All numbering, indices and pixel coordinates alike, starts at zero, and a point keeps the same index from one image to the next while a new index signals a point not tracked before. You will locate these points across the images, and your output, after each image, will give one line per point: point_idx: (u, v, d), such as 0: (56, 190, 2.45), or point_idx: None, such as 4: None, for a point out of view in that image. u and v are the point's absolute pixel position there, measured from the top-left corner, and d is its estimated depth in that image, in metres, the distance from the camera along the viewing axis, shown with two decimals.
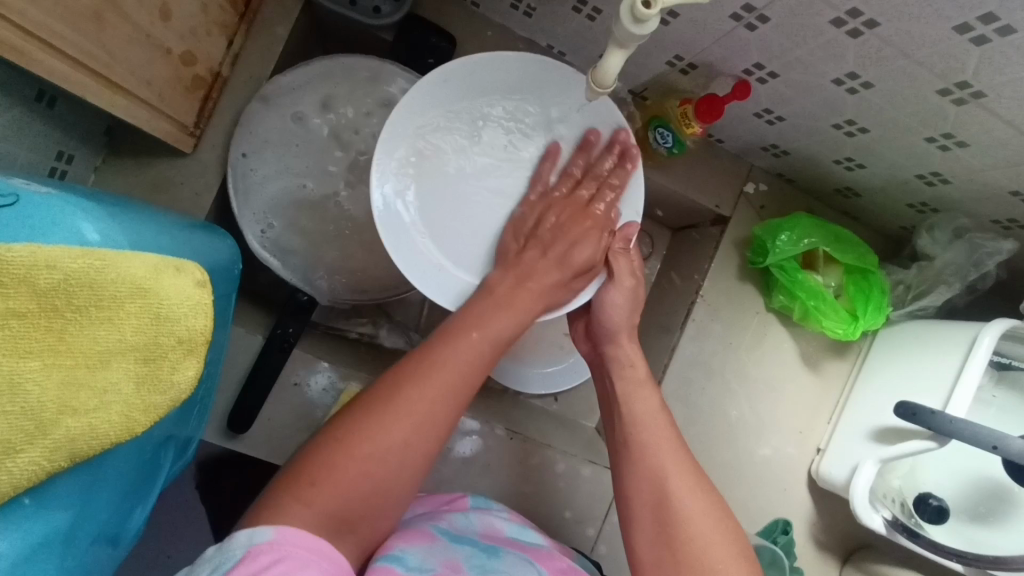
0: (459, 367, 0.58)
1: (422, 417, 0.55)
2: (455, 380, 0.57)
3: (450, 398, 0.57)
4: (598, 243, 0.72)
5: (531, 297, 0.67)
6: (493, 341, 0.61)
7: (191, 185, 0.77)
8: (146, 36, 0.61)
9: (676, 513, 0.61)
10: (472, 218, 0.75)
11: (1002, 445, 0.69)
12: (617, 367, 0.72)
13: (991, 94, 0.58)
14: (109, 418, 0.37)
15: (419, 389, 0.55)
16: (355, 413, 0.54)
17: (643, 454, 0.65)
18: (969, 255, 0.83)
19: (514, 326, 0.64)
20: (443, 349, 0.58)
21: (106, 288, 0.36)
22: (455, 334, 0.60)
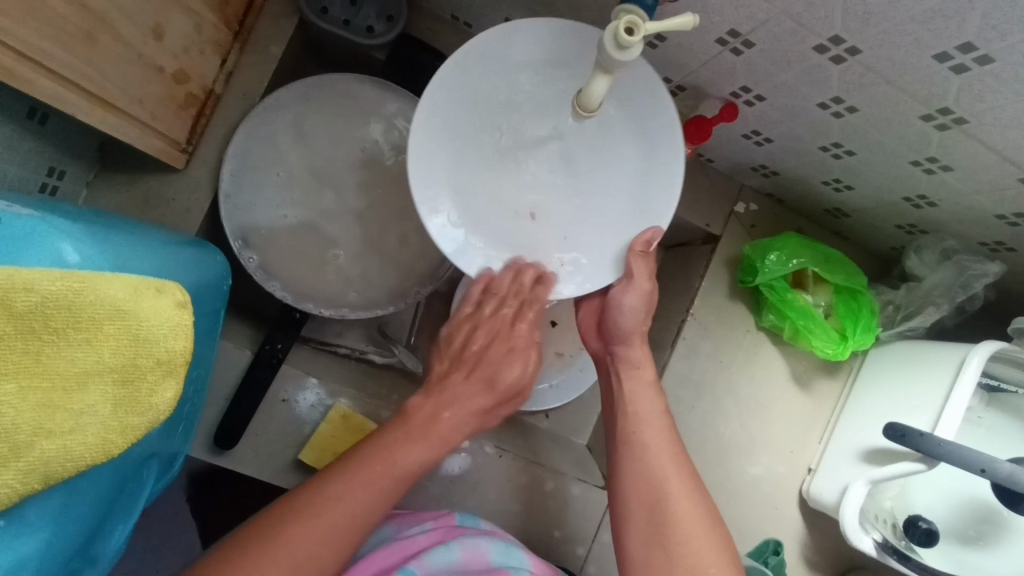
0: (384, 473, 0.61)
1: (331, 527, 0.56)
2: (343, 519, 0.57)
3: (357, 523, 0.58)
4: (525, 365, 0.72)
5: (451, 425, 0.67)
6: (422, 451, 0.64)
7: (182, 201, 0.77)
8: (139, 56, 0.62)
9: (670, 516, 0.62)
10: (605, 206, 0.70)
11: (991, 468, 0.69)
12: (626, 366, 0.73)
13: (973, 121, 0.58)
14: (86, 439, 0.37)
15: (338, 498, 0.57)
16: (283, 506, 0.57)
17: (646, 453, 0.66)
18: (957, 276, 0.83)
19: (443, 448, 0.66)
20: (374, 459, 0.61)
21: (85, 310, 0.37)
22: (393, 442, 0.63)
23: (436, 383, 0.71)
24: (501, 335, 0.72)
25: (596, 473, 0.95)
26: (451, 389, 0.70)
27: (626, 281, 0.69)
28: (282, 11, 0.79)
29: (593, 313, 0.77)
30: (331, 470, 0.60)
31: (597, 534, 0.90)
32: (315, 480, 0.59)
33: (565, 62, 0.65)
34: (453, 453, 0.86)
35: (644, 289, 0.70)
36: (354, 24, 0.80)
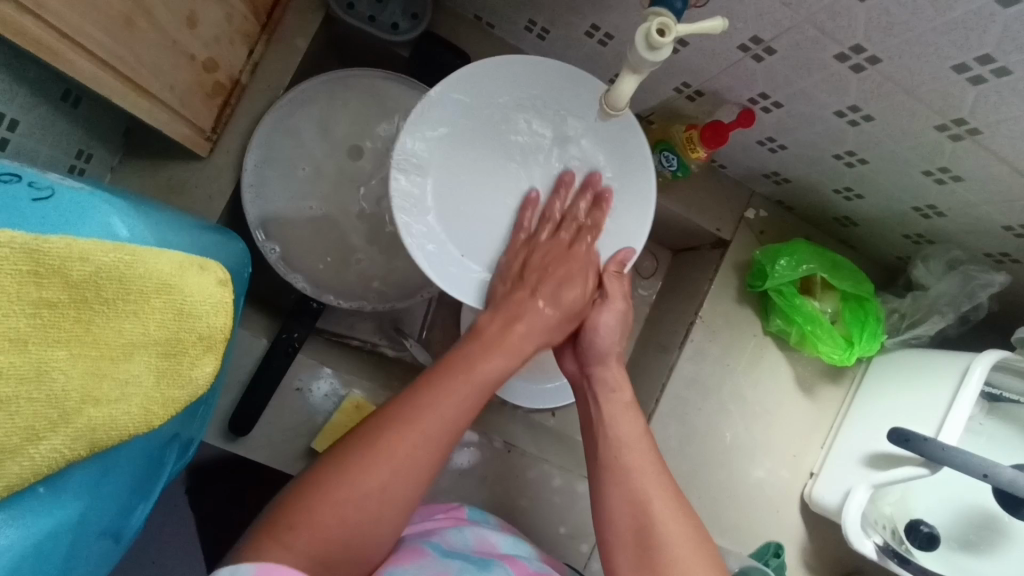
0: (469, 382, 0.62)
1: (439, 437, 0.58)
2: (436, 428, 0.58)
3: (454, 430, 0.59)
4: (585, 285, 0.74)
5: (523, 336, 0.69)
6: (493, 351, 0.66)
7: (204, 188, 0.78)
8: (173, 43, 0.63)
9: (657, 537, 0.60)
10: (603, 224, 0.75)
11: (992, 474, 0.70)
12: (604, 390, 0.72)
13: (987, 132, 0.60)
14: (129, 409, 0.38)
15: (436, 406, 0.58)
16: (380, 415, 0.58)
17: (626, 474, 0.65)
18: (962, 285, 0.84)
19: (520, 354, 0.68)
20: (452, 373, 0.62)
21: (134, 282, 0.38)
22: (463, 358, 0.64)
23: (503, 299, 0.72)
24: (562, 256, 0.74)
25: None
26: (522, 303, 0.71)
27: (603, 299, 0.75)
28: (309, 6, 0.81)
29: (568, 337, 0.78)
30: (409, 391, 0.60)
31: None
32: (374, 417, 0.58)
33: (535, 97, 0.72)
34: (462, 446, 0.87)
35: (620, 308, 0.75)
36: (380, 20, 0.81)
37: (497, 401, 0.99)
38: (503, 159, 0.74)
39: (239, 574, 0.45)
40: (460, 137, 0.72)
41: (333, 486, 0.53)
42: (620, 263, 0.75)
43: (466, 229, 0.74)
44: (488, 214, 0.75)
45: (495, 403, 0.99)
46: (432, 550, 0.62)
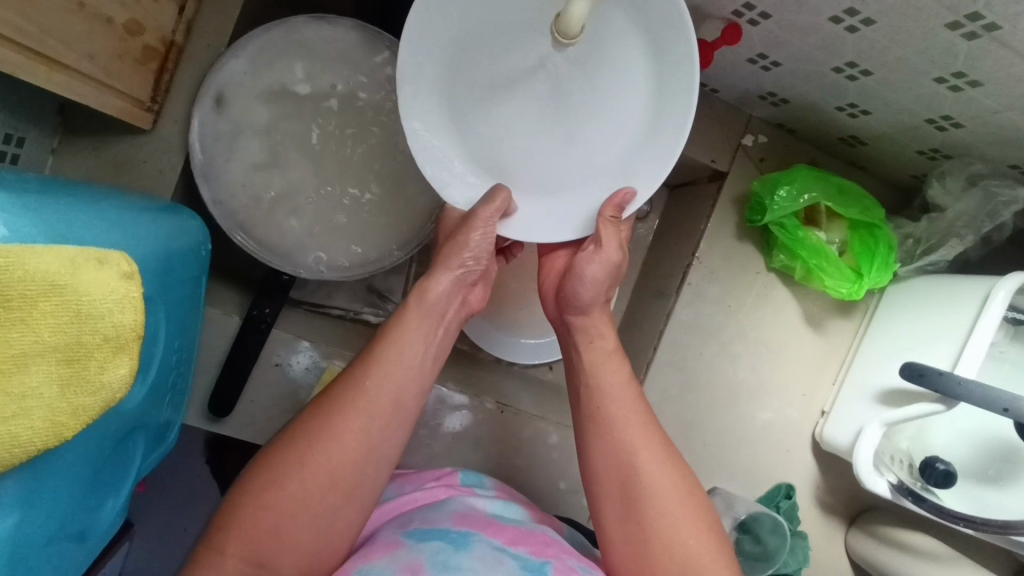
0: (368, 400, 0.57)
1: (345, 466, 0.56)
2: (342, 453, 0.56)
3: (364, 451, 0.57)
4: (456, 278, 0.64)
5: (415, 344, 0.61)
6: (405, 356, 0.60)
7: (154, 163, 0.74)
8: (79, 6, 0.57)
9: (644, 489, 0.59)
10: (586, 154, 0.63)
11: (1013, 407, 0.65)
12: (585, 339, 0.67)
13: (1006, 26, 0.51)
14: (32, 424, 0.35)
15: (338, 437, 0.56)
16: (281, 442, 0.56)
17: (611, 426, 0.62)
18: (984, 204, 0.77)
19: (435, 327, 0.63)
20: (356, 391, 0.57)
21: (15, 287, 0.33)
22: (370, 367, 0.59)
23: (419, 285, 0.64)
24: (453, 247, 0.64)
25: None
26: (432, 291, 0.63)
27: (593, 247, 0.65)
28: None
29: (556, 276, 0.71)
30: (317, 407, 0.58)
31: None
32: (309, 416, 0.57)
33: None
34: (453, 410, 0.85)
35: (611, 258, 0.65)
36: None
37: (490, 359, 0.96)
38: (588, 70, 0.60)
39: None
40: (483, 54, 0.60)
41: (245, 523, 0.53)
42: (617, 205, 0.62)
43: (551, 159, 0.64)
44: (611, 137, 0.62)
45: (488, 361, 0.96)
46: (409, 539, 0.59)
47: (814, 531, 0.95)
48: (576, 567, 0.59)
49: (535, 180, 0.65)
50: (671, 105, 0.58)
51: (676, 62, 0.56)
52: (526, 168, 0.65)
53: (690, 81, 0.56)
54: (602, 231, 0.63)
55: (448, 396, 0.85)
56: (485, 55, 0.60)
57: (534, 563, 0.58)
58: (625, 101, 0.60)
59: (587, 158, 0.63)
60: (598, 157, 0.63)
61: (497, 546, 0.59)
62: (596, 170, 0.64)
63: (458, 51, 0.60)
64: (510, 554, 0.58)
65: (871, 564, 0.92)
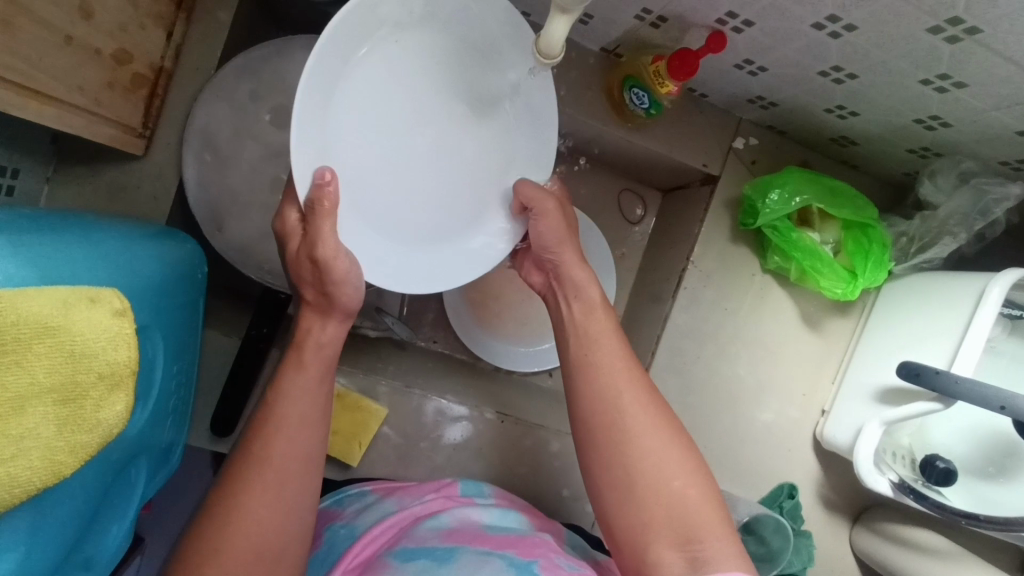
0: (275, 468, 0.55)
1: (268, 536, 0.54)
2: (261, 523, 0.54)
3: (281, 514, 0.55)
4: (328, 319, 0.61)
5: (302, 399, 0.58)
6: (301, 409, 0.58)
7: (148, 188, 0.74)
8: (68, 39, 0.57)
9: (626, 435, 0.59)
10: (483, 182, 0.66)
11: (1010, 404, 0.65)
12: (569, 291, 0.67)
13: (988, 29, 0.51)
14: (30, 464, 0.35)
15: (250, 513, 0.53)
16: (197, 530, 0.54)
17: (597, 369, 0.62)
18: (975, 202, 0.77)
19: (329, 373, 0.60)
20: (258, 462, 0.55)
21: (6, 331, 0.34)
22: (266, 437, 0.56)
23: (299, 342, 0.61)
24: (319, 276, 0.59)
25: None
26: (323, 342, 0.61)
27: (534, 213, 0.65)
28: None
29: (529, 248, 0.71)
30: (222, 492, 0.55)
31: None
32: (220, 497, 0.54)
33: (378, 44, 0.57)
34: (453, 422, 0.85)
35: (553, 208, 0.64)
36: None
37: (490, 369, 0.97)
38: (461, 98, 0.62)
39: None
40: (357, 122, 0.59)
41: None
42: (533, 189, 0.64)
43: (452, 190, 0.66)
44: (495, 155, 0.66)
45: (488, 370, 0.97)
46: (397, 559, 0.60)
47: (818, 530, 0.95)
48: (563, 565, 0.60)
49: (453, 222, 0.66)
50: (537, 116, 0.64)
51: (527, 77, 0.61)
52: (438, 214, 0.66)
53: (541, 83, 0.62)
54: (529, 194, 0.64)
55: (447, 408, 0.85)
56: (354, 113, 0.59)
57: (521, 562, 0.59)
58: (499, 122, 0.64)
59: (485, 181, 0.66)
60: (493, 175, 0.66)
61: (484, 551, 0.60)
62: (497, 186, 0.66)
63: (334, 114, 0.58)
64: (497, 556, 0.59)
65: (876, 560, 0.92)
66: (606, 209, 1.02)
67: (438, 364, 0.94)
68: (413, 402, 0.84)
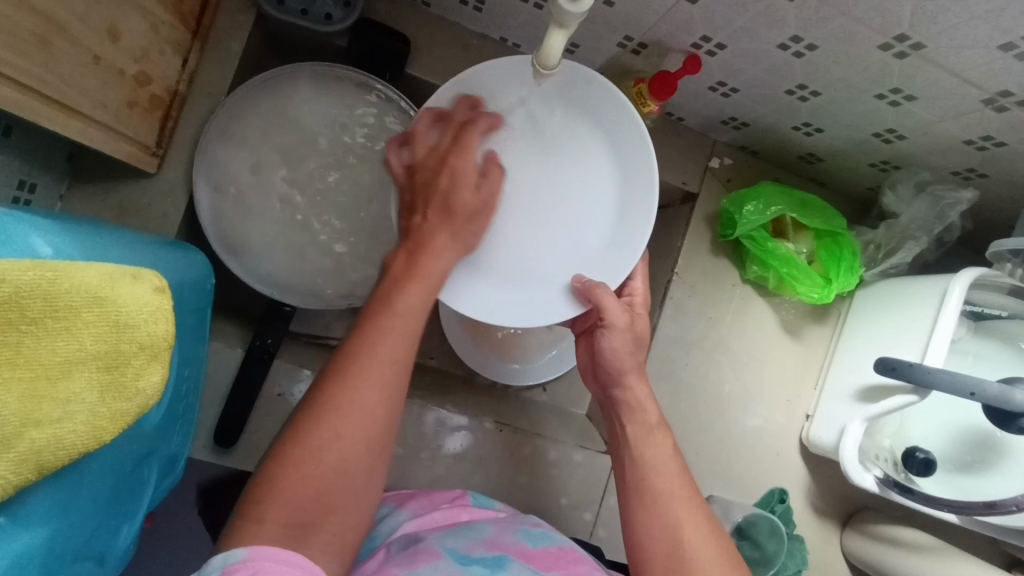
0: (371, 372, 0.53)
1: (372, 429, 0.53)
2: (350, 432, 0.51)
3: (377, 425, 0.53)
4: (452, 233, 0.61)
5: (412, 303, 0.57)
6: (408, 320, 0.56)
7: (159, 205, 0.77)
8: (97, 59, 0.61)
9: (692, 565, 0.58)
10: (564, 236, 0.69)
11: (979, 391, 0.70)
12: (627, 411, 0.66)
13: (930, 45, 0.58)
14: (75, 427, 0.37)
15: (336, 423, 0.51)
16: (290, 429, 0.52)
17: (658, 500, 0.62)
18: (932, 208, 0.84)
19: (433, 289, 0.59)
20: (356, 364, 0.53)
21: (61, 299, 0.36)
22: (367, 337, 0.54)
23: (419, 252, 0.60)
24: (430, 181, 0.62)
25: (598, 440, 0.96)
26: (435, 263, 0.60)
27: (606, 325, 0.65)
28: (239, 7, 0.79)
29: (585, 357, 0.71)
30: (319, 389, 0.53)
31: (605, 498, 0.92)
32: (312, 398, 0.52)
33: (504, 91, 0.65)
34: (453, 431, 0.87)
35: (625, 325, 0.65)
36: (312, 12, 0.78)
37: (487, 383, 0.99)
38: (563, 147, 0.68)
39: (233, 558, 0.45)
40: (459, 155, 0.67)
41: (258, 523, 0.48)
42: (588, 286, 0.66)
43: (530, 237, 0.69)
44: (585, 235, 0.69)
45: (485, 384, 0.99)
46: (449, 553, 0.59)
47: (810, 534, 0.98)
48: None
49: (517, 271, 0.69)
50: (636, 198, 0.67)
51: (631, 155, 0.67)
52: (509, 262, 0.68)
53: (643, 168, 0.66)
54: (607, 303, 0.64)
55: (447, 418, 0.87)
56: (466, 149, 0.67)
57: None
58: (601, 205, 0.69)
59: (566, 238, 0.69)
60: (572, 235, 0.69)
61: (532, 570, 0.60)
62: (579, 244, 0.69)
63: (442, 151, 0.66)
64: None
65: (867, 563, 0.94)
66: None
67: (435, 379, 0.96)
68: (413, 413, 0.85)
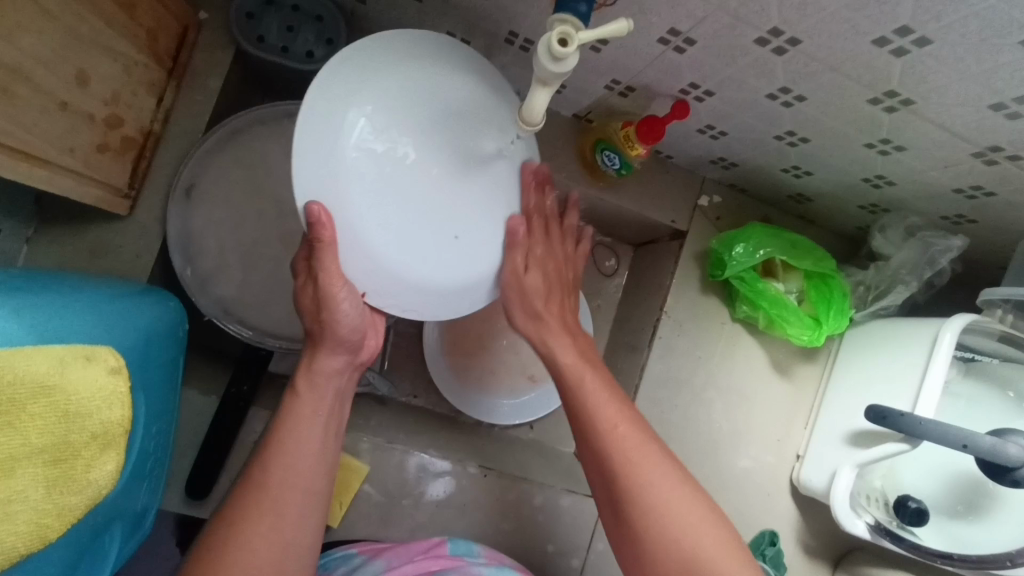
0: (274, 496, 0.58)
1: (271, 557, 0.57)
2: (273, 541, 0.57)
3: (290, 539, 0.58)
4: (348, 356, 0.67)
5: (306, 428, 0.62)
6: (302, 445, 0.61)
7: (130, 248, 0.75)
8: (65, 105, 0.59)
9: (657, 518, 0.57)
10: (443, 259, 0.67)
11: (972, 443, 0.68)
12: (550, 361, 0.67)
13: (921, 101, 0.57)
14: (17, 529, 0.35)
15: (248, 541, 0.56)
16: (204, 544, 0.56)
17: (620, 458, 0.59)
18: (923, 253, 0.83)
19: (325, 403, 0.64)
20: (258, 489, 0.58)
21: (4, 392, 0.34)
22: (268, 458, 0.60)
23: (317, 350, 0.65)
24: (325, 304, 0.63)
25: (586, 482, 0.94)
26: (321, 371, 0.65)
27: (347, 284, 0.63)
28: (217, 44, 0.77)
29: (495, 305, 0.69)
30: (234, 504, 0.58)
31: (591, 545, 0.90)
32: (228, 517, 0.57)
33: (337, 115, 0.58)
34: (436, 478, 0.84)
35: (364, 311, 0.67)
36: (292, 50, 0.76)
37: (473, 423, 0.97)
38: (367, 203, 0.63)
39: None
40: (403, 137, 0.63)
41: None
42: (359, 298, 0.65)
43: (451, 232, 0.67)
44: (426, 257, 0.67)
45: (471, 424, 0.97)
46: None
47: None
48: None
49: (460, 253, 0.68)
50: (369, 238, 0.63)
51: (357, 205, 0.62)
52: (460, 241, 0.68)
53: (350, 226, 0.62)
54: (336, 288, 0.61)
55: (430, 463, 0.85)
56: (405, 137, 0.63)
57: None
58: (351, 213, 0.62)
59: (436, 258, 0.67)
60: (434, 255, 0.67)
61: None
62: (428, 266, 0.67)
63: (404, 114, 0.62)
64: None
65: None
66: (581, 263, 1.06)
67: (421, 420, 0.94)
68: (395, 458, 0.83)
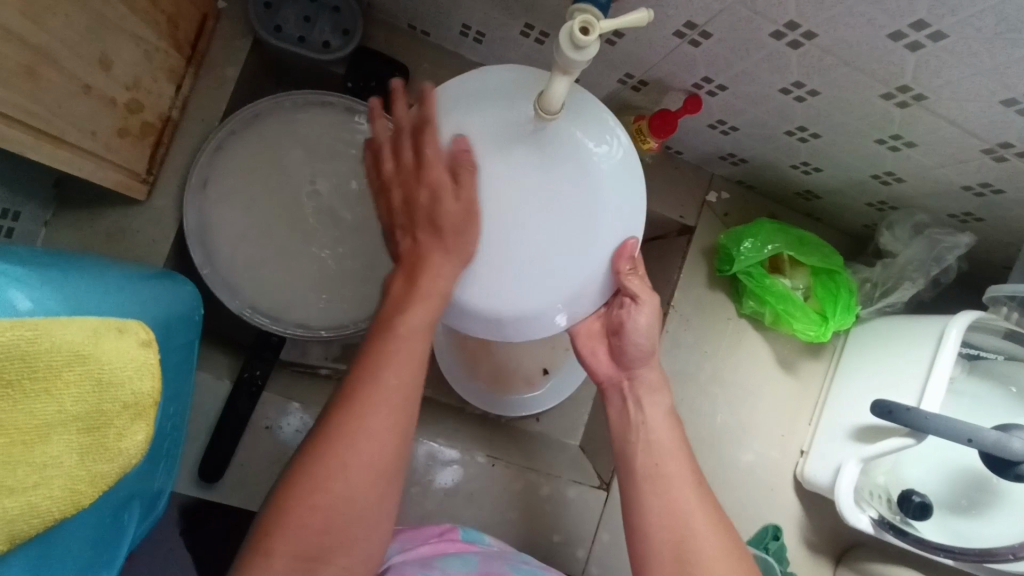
0: (388, 398, 0.54)
1: (385, 457, 0.53)
2: (382, 454, 0.53)
3: (388, 446, 0.53)
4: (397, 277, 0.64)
5: (414, 320, 0.57)
6: (412, 341, 0.57)
7: (147, 233, 0.76)
8: (88, 88, 0.60)
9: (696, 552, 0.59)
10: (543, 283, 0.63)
11: (977, 437, 0.69)
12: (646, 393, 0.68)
13: (932, 96, 0.58)
14: (51, 493, 0.36)
15: (355, 445, 0.52)
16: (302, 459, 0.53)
17: (664, 488, 0.63)
18: (929, 250, 0.84)
19: (435, 306, 0.59)
20: (369, 391, 0.54)
21: (42, 358, 0.35)
22: (368, 365, 0.55)
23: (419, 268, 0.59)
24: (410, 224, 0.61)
25: (592, 474, 0.94)
26: (420, 285, 0.58)
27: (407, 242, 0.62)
28: (235, 33, 0.78)
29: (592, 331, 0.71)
30: (337, 411, 0.54)
31: (597, 535, 0.90)
32: (339, 423, 0.53)
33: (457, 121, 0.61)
34: (445, 466, 0.85)
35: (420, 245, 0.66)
36: (310, 39, 0.77)
37: (480, 414, 0.98)
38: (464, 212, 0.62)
39: None
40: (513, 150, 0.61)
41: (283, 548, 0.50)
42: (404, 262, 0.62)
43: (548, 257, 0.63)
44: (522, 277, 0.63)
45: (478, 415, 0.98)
46: None
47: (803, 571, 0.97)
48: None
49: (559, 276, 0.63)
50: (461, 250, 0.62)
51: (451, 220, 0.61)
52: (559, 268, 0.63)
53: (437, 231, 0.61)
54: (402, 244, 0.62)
55: (439, 452, 0.85)
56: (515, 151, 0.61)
57: None
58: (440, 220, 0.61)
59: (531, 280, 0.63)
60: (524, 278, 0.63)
61: None
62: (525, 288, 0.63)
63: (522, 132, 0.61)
64: None
65: None
66: None
67: (428, 410, 0.95)
68: None
